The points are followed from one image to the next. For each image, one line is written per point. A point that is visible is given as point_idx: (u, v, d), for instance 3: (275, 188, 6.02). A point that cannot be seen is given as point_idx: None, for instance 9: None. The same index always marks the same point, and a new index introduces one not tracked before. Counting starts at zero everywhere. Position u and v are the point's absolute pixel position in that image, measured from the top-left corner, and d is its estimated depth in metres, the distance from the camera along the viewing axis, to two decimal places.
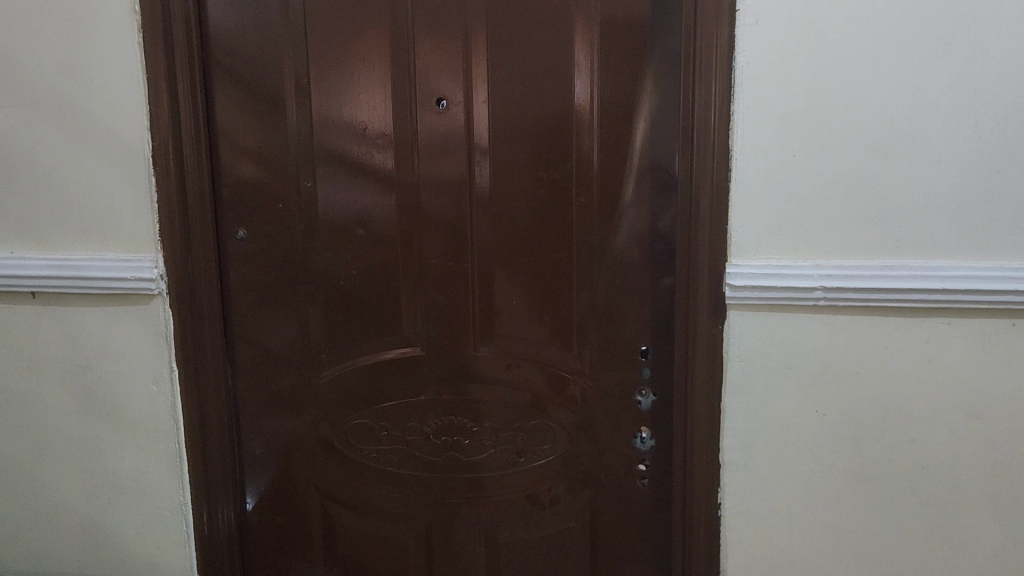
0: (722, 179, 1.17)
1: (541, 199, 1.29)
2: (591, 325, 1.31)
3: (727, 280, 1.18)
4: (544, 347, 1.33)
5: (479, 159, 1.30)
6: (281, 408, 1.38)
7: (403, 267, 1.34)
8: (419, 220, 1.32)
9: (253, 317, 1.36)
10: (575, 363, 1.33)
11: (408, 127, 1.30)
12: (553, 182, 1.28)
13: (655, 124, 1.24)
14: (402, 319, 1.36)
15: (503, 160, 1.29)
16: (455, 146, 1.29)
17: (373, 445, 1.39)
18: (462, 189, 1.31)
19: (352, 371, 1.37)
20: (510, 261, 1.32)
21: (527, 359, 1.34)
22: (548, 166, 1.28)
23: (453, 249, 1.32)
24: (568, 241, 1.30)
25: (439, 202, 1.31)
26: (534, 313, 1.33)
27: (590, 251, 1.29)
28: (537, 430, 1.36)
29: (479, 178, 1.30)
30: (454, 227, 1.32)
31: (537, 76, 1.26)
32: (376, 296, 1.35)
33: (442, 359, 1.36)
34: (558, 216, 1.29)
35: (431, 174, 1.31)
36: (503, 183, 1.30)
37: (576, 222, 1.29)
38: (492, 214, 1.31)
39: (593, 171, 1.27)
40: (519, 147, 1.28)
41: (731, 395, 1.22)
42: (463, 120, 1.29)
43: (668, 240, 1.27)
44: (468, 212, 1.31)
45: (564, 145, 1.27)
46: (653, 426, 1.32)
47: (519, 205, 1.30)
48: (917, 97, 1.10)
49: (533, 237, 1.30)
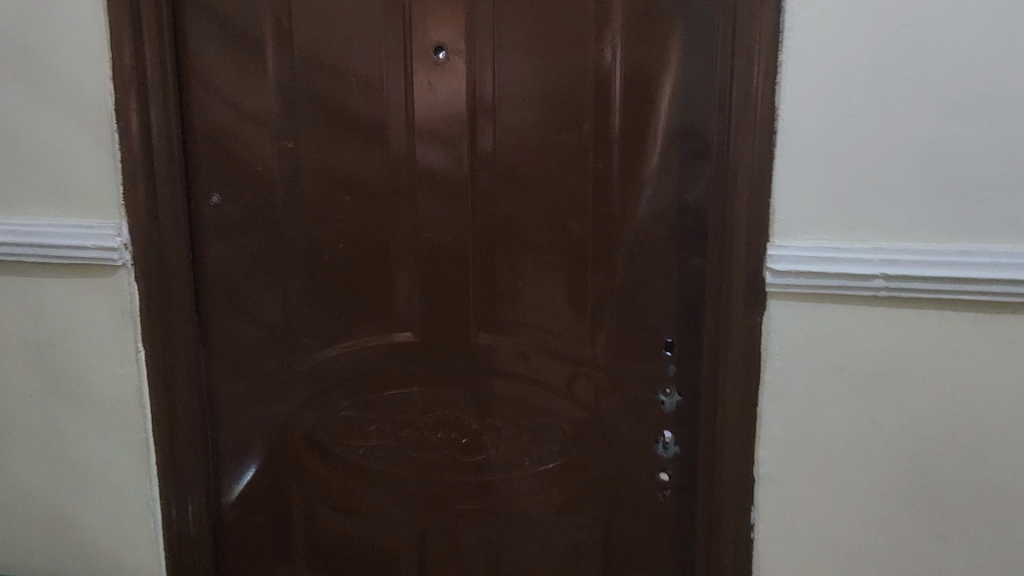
0: (765, 145, 0.99)
1: (554, 167, 1.12)
2: (609, 313, 1.15)
3: (769, 264, 1.00)
4: (555, 336, 1.17)
5: (483, 121, 1.13)
6: (261, 397, 1.25)
7: (396, 242, 1.18)
8: (413, 188, 1.16)
9: (230, 293, 1.22)
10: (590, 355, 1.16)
11: (403, 84, 1.14)
12: (567, 148, 1.11)
13: (688, 80, 1.06)
14: (397, 302, 1.20)
15: (509, 121, 1.12)
16: (454, 104, 1.13)
17: (362, 441, 1.24)
18: (463, 153, 1.14)
19: (340, 358, 1.23)
20: (518, 238, 1.15)
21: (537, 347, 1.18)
22: (561, 129, 1.11)
23: (453, 224, 1.16)
24: (582, 215, 1.13)
25: (434, 169, 1.15)
26: (545, 298, 1.16)
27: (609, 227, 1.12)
28: (543, 430, 1.19)
29: (483, 142, 1.14)
30: (454, 197, 1.15)
31: (551, 22, 1.08)
32: (367, 274, 1.20)
33: (440, 349, 1.20)
34: (574, 186, 1.12)
35: (427, 137, 1.14)
36: (510, 146, 1.13)
37: (593, 193, 1.12)
38: (497, 183, 1.14)
39: (612, 135, 1.10)
40: (528, 108, 1.11)
41: (768, 398, 1.04)
42: (465, 75, 1.12)
43: (699, 214, 1.09)
44: (471, 180, 1.15)
45: (580, 104, 1.10)
46: (677, 430, 1.15)
47: (528, 172, 1.13)
48: (1010, 45, 0.89)
49: (544, 211, 1.14)
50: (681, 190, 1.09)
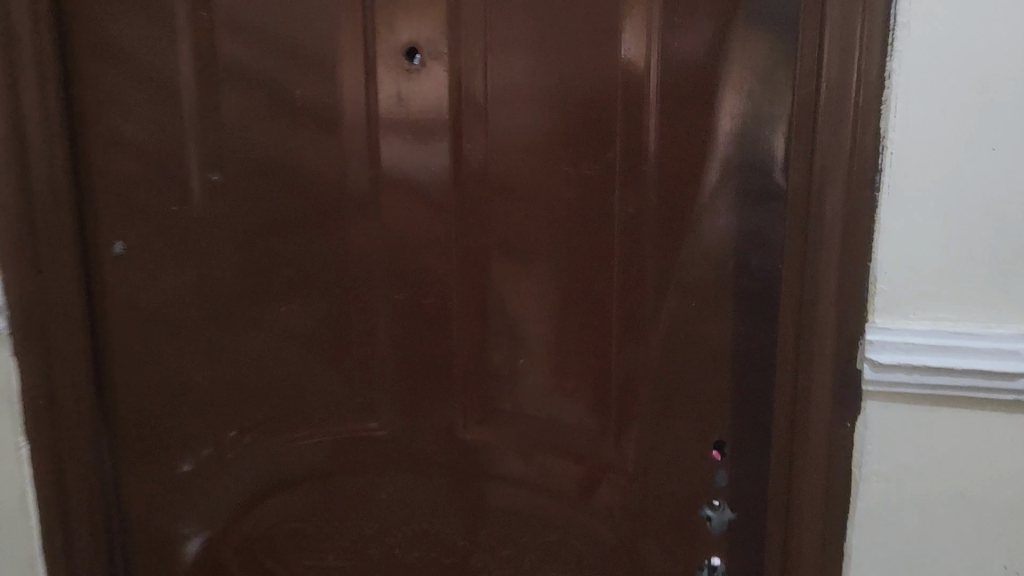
0: (863, 187, 0.71)
1: (564, 206, 0.85)
2: (640, 399, 0.87)
3: (867, 354, 0.72)
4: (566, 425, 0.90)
5: (470, 146, 0.86)
6: (186, 500, 0.97)
7: (360, 298, 0.92)
8: (382, 230, 0.90)
9: (145, 363, 0.94)
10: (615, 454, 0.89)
11: (365, 97, 0.86)
12: (581, 182, 0.84)
13: (751, 92, 0.77)
14: (361, 374, 0.94)
15: (504, 146, 0.85)
16: (432, 124, 0.86)
17: (319, 557, 0.98)
18: (445, 186, 0.88)
19: (288, 447, 0.95)
20: (517, 297, 0.89)
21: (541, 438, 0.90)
22: (574, 156, 0.83)
23: (434, 277, 0.90)
24: (602, 271, 0.85)
25: (409, 207, 0.89)
26: (553, 378, 0.90)
27: (638, 289, 0.84)
28: (552, 548, 0.93)
29: (472, 172, 0.87)
30: (435, 243, 0.89)
31: (564, 15, 0.81)
32: (324, 338, 0.93)
33: (418, 441, 0.93)
34: (590, 231, 0.85)
35: (398, 165, 0.88)
36: (506, 177, 0.86)
37: (617, 242, 0.84)
38: (490, 225, 0.88)
39: (643, 167, 0.82)
40: (529, 128, 0.84)
41: (858, 531, 0.76)
42: (446, 86, 0.85)
43: (769, 275, 0.80)
44: (455, 221, 0.88)
45: (600, 125, 0.82)
46: (729, 555, 0.87)
47: (531, 213, 0.86)
48: None
49: (552, 262, 0.87)
50: (742, 241, 0.80)
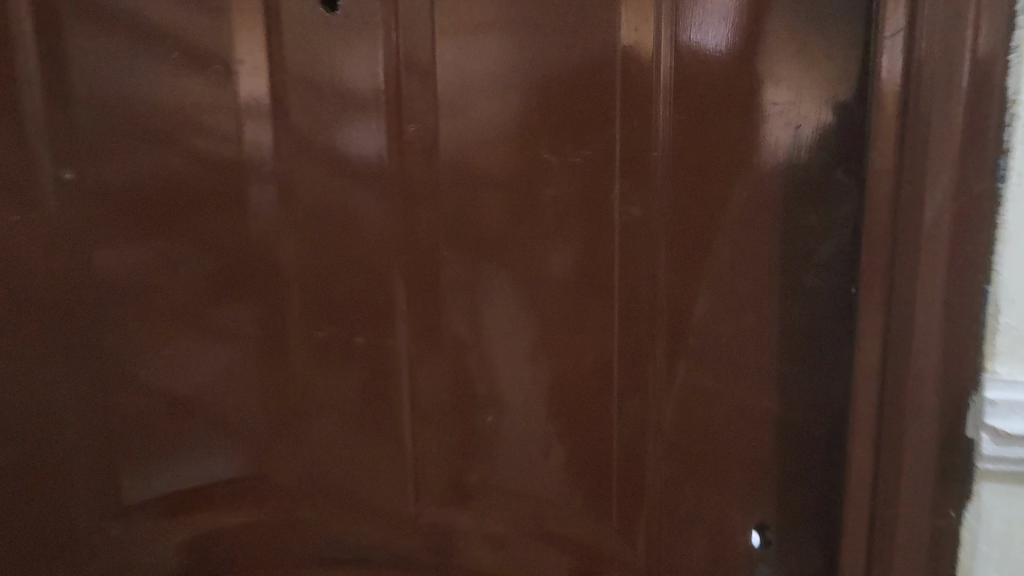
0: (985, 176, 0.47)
1: (543, 207, 0.63)
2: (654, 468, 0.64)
3: (988, 423, 0.48)
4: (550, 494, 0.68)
5: (413, 125, 0.64)
6: None
7: (268, 328, 0.69)
8: (293, 236, 0.67)
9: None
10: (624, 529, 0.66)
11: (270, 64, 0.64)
12: (567, 175, 0.62)
13: (808, 58, 0.56)
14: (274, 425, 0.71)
15: (460, 123, 0.63)
16: (361, 98, 0.64)
17: None
18: (379, 177, 0.65)
19: (188, 532, 0.73)
20: (478, 327, 0.66)
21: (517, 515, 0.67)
22: (556, 139, 0.62)
23: (366, 299, 0.67)
24: (595, 294, 0.64)
25: (330, 207, 0.66)
26: (534, 437, 0.67)
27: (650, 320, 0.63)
28: None
29: (413, 159, 0.64)
30: (365, 254, 0.66)
31: None
32: (220, 380, 0.70)
33: (359, 520, 0.72)
34: (578, 240, 0.63)
35: (315, 150, 0.65)
36: (462, 166, 0.64)
37: (617, 254, 0.62)
38: (441, 231, 0.65)
39: (651, 155, 0.60)
40: (495, 101, 0.62)
41: None
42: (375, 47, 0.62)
43: (844, 300, 0.58)
44: (393, 224, 0.65)
45: (595, 100, 0.60)
46: None
47: (494, 214, 0.64)
48: None
49: (526, 279, 0.65)
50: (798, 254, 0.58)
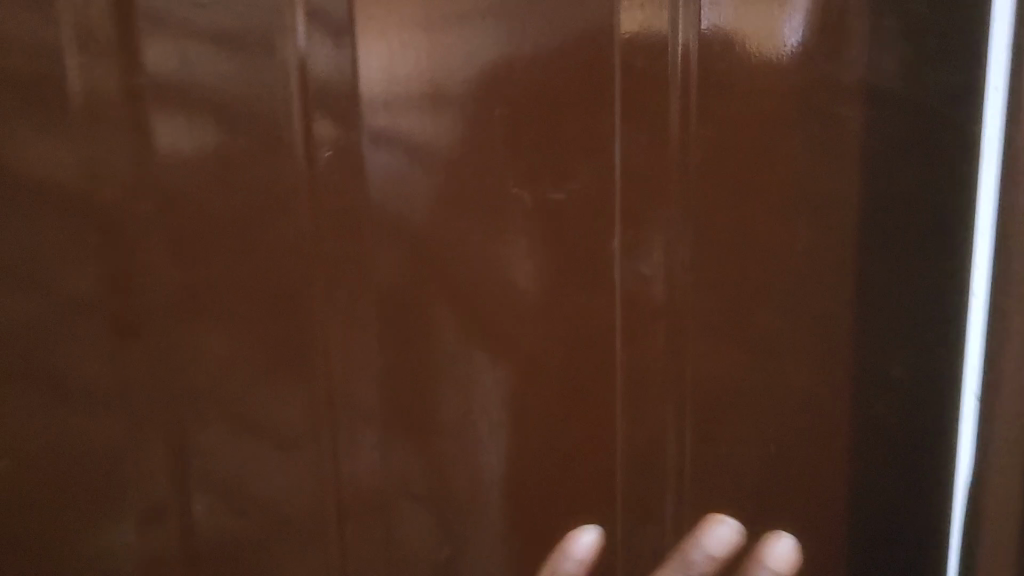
0: None
1: (513, 260, 0.47)
2: (714, 519, 0.53)
3: None
4: (587, 541, 0.51)
5: (325, 147, 0.42)
6: None
7: (107, 441, 0.42)
8: (141, 309, 0.41)
9: None
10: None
11: (146, 58, 0.39)
12: (530, 220, 0.47)
13: (879, 71, 0.50)
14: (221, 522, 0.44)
15: (404, 144, 0.43)
16: (255, 112, 0.41)
17: None
18: (269, 216, 0.42)
19: None
20: (424, 427, 0.47)
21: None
22: (537, 173, 0.46)
23: (259, 403, 0.44)
24: (597, 364, 0.50)
25: (185, 263, 0.41)
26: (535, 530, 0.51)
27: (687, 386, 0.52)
28: None
29: (321, 195, 0.42)
30: (249, 334, 0.43)
31: None
32: (88, 489, 0.42)
33: None
34: (572, 297, 0.49)
35: (165, 175, 0.40)
36: (403, 203, 0.44)
37: (625, 311, 0.50)
38: (366, 297, 0.44)
39: (676, 191, 0.49)
40: (451, 120, 0.44)
41: None
42: (340, 43, 0.41)
43: (935, 329, 0.54)
44: (283, 289, 0.43)
45: (579, 112, 0.47)
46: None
47: (451, 271, 0.46)
48: None
49: (481, 358, 0.47)
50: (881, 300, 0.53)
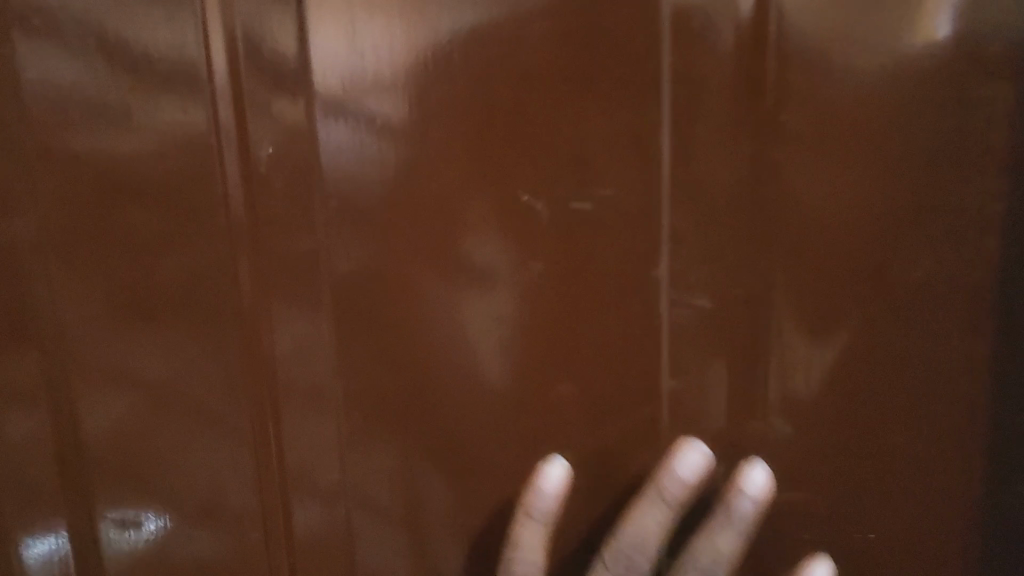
0: None
1: (511, 290, 0.34)
2: (687, 441, 0.34)
3: None
4: (552, 481, 0.34)
5: (266, 145, 0.32)
6: None
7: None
8: (53, 338, 0.33)
9: None
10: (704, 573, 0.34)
11: (23, 38, 0.30)
12: (547, 241, 0.34)
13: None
14: (147, 528, 0.35)
15: (356, 143, 0.32)
16: (174, 103, 0.31)
17: None
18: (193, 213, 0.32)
19: None
20: (415, 490, 0.36)
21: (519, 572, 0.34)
22: (554, 176, 0.33)
23: (201, 448, 0.35)
24: (652, 441, 0.36)
25: (101, 283, 0.33)
26: None
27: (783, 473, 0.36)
28: None
29: (257, 201, 0.32)
30: (185, 367, 0.34)
31: None
32: None
33: None
34: (585, 352, 0.35)
35: (68, 177, 0.32)
36: (355, 210, 0.32)
37: (691, 372, 0.36)
38: (313, 326, 0.34)
39: (762, 213, 0.33)
40: (423, 112, 0.32)
41: None
42: (282, 30, 0.30)
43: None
44: (219, 310, 0.33)
45: (623, 94, 0.33)
46: None
47: (420, 302, 0.34)
48: None
49: (473, 412, 0.36)
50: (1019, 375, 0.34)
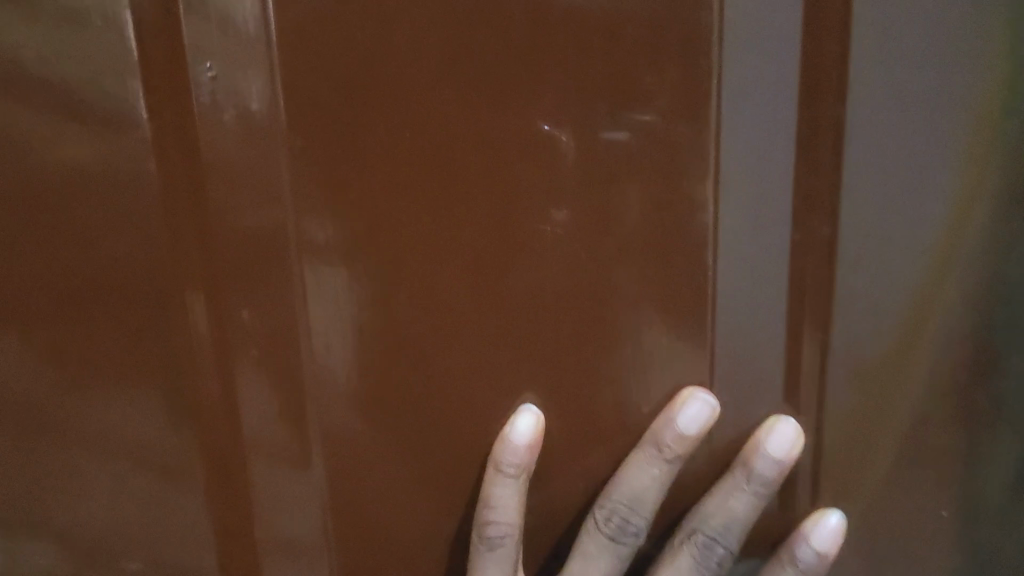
0: None
1: (520, 252, 0.26)
2: (689, 390, 0.28)
3: None
4: (523, 434, 0.27)
5: (208, 66, 0.24)
6: None
7: None
8: None
9: None
10: (719, 533, 0.28)
11: None
12: (566, 186, 0.26)
13: None
14: (63, 554, 0.28)
15: (316, 67, 0.24)
16: (85, 20, 0.24)
17: None
18: (115, 164, 0.25)
19: None
20: (409, 513, 0.29)
21: (495, 549, 0.27)
22: (585, 103, 0.25)
23: (140, 457, 0.28)
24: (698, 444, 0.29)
25: (3, 255, 0.26)
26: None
27: (858, 478, 0.30)
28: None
29: (199, 143, 0.25)
30: (114, 359, 0.27)
31: None
32: None
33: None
34: (612, 334, 0.27)
35: None
36: (320, 155, 0.25)
37: (755, 362, 0.28)
38: (267, 300, 0.26)
39: (852, 156, 0.26)
40: (406, 26, 0.24)
41: None
42: None
43: None
44: (151, 285, 0.26)
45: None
46: None
47: (402, 272, 0.26)
48: None
49: (477, 413, 0.28)
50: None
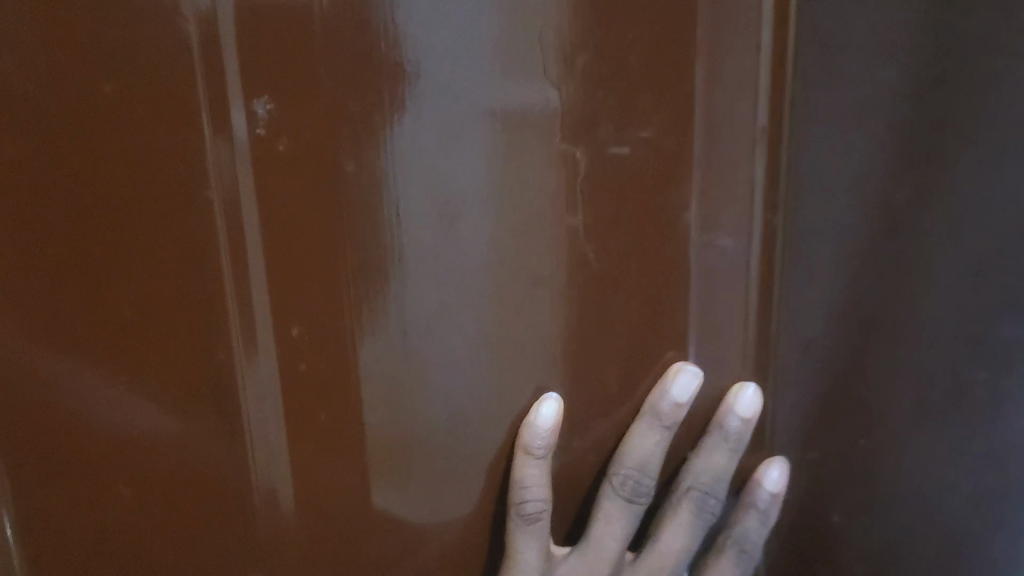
0: None
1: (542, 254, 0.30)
2: (678, 364, 0.33)
3: None
4: (547, 418, 0.30)
5: (263, 100, 0.25)
6: None
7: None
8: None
9: None
10: (710, 487, 0.33)
11: None
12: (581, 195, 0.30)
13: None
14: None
15: (368, 98, 0.26)
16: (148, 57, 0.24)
17: None
18: (155, 220, 0.25)
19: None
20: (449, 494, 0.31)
21: (534, 522, 0.30)
22: (596, 124, 0.29)
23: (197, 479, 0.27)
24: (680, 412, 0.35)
25: (41, 299, 0.24)
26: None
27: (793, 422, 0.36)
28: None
29: (258, 172, 0.25)
30: (166, 387, 0.26)
31: None
32: None
33: None
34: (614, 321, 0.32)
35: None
36: (370, 176, 0.27)
37: (722, 337, 0.34)
38: (321, 315, 0.27)
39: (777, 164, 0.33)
40: (443, 61, 0.27)
41: None
42: None
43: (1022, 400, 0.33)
44: (191, 336, 0.26)
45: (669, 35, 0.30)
46: None
47: (437, 278, 0.29)
48: None
49: (507, 402, 0.31)
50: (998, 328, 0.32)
